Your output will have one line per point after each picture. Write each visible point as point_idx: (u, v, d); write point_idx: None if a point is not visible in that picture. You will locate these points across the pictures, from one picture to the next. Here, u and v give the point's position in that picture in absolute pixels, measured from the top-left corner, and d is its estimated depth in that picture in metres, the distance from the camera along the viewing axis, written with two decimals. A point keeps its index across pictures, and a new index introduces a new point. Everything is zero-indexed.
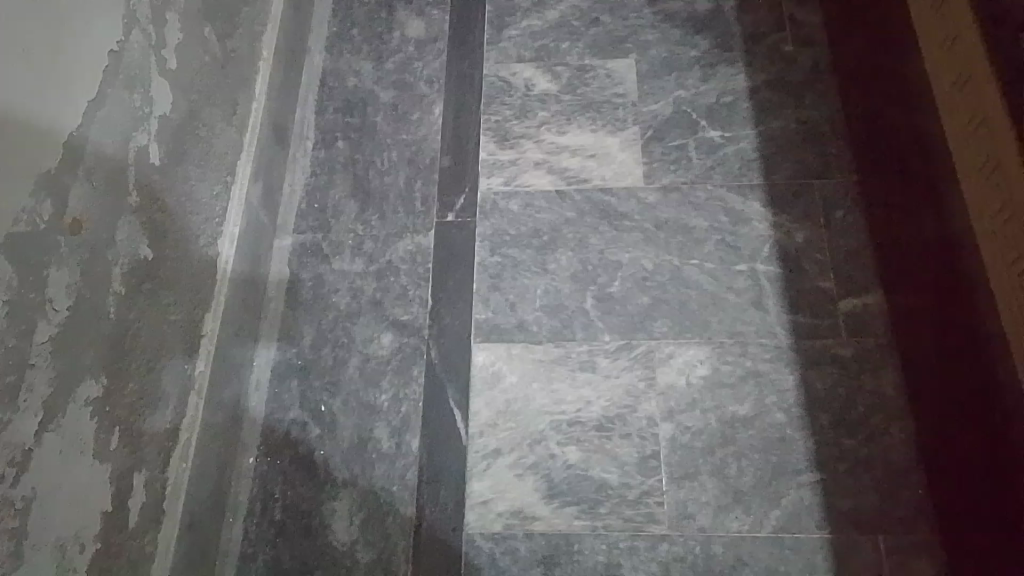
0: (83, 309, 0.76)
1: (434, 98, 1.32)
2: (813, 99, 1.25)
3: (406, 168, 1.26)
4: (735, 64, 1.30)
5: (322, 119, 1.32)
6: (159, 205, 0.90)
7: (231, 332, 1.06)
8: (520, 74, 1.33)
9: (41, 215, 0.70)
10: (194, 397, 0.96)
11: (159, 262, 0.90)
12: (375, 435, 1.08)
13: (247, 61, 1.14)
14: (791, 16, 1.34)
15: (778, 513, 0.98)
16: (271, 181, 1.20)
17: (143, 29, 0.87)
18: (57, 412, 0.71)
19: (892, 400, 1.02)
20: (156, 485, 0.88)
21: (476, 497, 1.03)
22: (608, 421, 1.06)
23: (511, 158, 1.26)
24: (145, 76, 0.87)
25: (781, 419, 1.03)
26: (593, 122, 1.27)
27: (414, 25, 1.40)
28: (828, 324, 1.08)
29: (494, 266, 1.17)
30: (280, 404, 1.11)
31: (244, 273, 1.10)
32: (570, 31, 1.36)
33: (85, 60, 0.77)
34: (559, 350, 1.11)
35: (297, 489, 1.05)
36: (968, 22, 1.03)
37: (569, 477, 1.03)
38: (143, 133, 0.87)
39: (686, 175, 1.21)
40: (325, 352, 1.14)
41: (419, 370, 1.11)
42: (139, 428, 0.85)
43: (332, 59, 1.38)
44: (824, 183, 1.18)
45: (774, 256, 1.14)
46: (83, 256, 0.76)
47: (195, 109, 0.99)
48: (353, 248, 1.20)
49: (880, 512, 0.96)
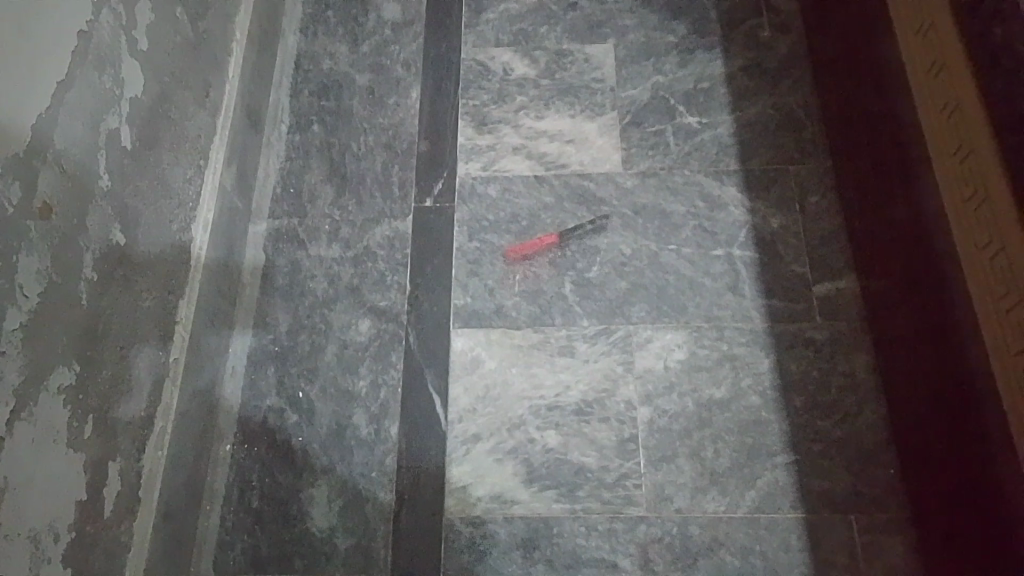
0: (54, 297, 0.74)
1: (412, 82, 1.31)
2: (789, 85, 1.26)
3: (383, 152, 1.25)
4: (712, 50, 1.30)
5: (296, 103, 1.30)
6: (131, 190, 0.88)
7: (207, 319, 1.05)
8: (498, 58, 1.32)
9: (10, 200, 0.68)
10: (169, 385, 0.95)
11: (131, 248, 0.88)
12: (354, 422, 1.07)
13: (220, 42, 1.12)
14: (768, 2, 1.34)
15: (753, 494, 1.00)
16: (246, 164, 1.18)
17: (113, 8, 0.85)
18: (27, 401, 0.70)
19: (864, 381, 1.05)
20: (131, 474, 0.87)
21: (456, 483, 1.03)
22: (587, 405, 1.06)
23: (489, 143, 1.25)
24: (115, 56, 0.85)
25: (756, 402, 1.05)
26: (570, 107, 1.27)
27: (390, 7, 1.38)
28: (803, 309, 1.10)
29: (472, 252, 1.17)
30: (257, 392, 1.10)
31: (218, 259, 1.08)
32: (548, 15, 1.35)
33: (52, 37, 0.74)
34: (538, 335, 1.11)
35: (275, 476, 1.05)
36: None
37: (548, 461, 1.03)
38: (115, 115, 0.85)
39: (664, 161, 1.22)
40: (302, 338, 1.13)
41: (398, 357, 1.10)
42: (113, 415, 0.84)
43: (307, 41, 1.36)
44: (799, 169, 1.20)
45: (751, 241, 1.15)
46: (54, 242, 0.74)
47: (167, 91, 0.97)
48: (329, 233, 1.19)
49: (852, 491, 0.99)
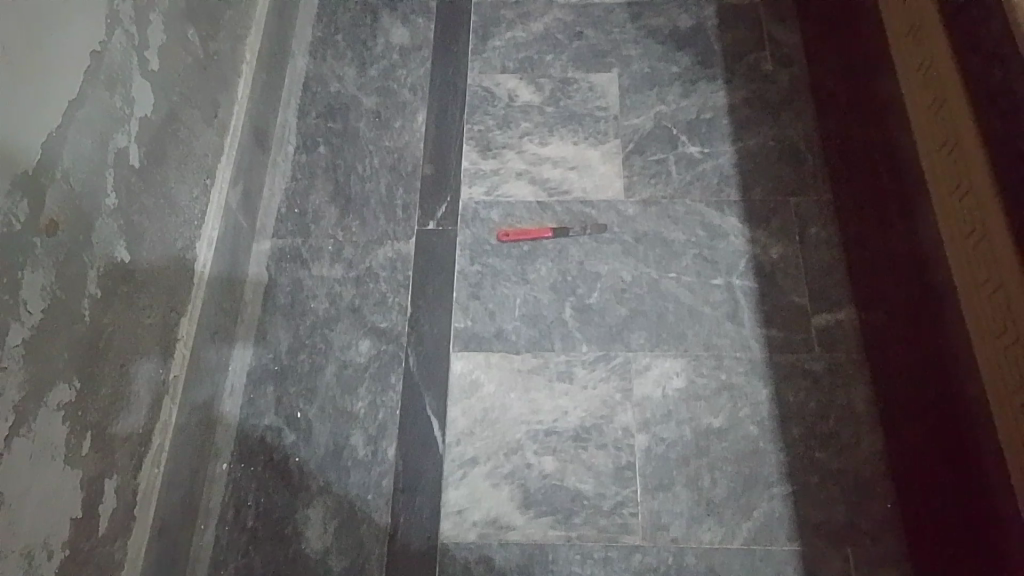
0: (58, 313, 0.75)
1: (418, 106, 1.32)
2: (791, 116, 1.27)
3: (388, 175, 1.26)
4: (715, 80, 1.32)
5: (303, 124, 1.31)
6: (137, 207, 0.89)
7: (207, 336, 1.05)
8: (503, 84, 1.34)
9: (18, 216, 0.69)
10: (167, 401, 0.95)
11: (135, 265, 0.88)
12: (351, 442, 1.07)
13: (229, 63, 1.13)
14: (771, 35, 1.36)
15: (750, 524, 0.99)
16: (251, 183, 1.19)
17: (126, 29, 0.87)
18: (27, 417, 0.70)
19: (863, 413, 1.04)
20: (127, 490, 0.87)
21: (452, 506, 1.03)
22: (584, 431, 1.06)
23: (493, 168, 1.26)
24: (127, 76, 0.87)
25: (754, 431, 1.04)
26: (574, 134, 1.28)
27: (398, 33, 1.40)
28: (801, 339, 1.10)
29: (474, 275, 1.18)
30: (255, 410, 1.10)
31: (221, 276, 1.09)
32: (553, 44, 1.37)
33: (66, 56, 0.76)
34: (537, 360, 1.11)
35: (271, 495, 1.04)
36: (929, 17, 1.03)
37: (545, 487, 1.03)
38: (123, 134, 0.86)
39: (666, 189, 1.23)
40: (302, 357, 1.13)
41: (397, 378, 1.11)
42: (111, 432, 0.84)
43: (315, 63, 1.37)
44: (800, 200, 1.20)
45: (751, 270, 1.15)
46: (60, 258, 0.75)
47: (176, 111, 0.98)
48: (332, 253, 1.20)
49: (848, 524, 0.98)
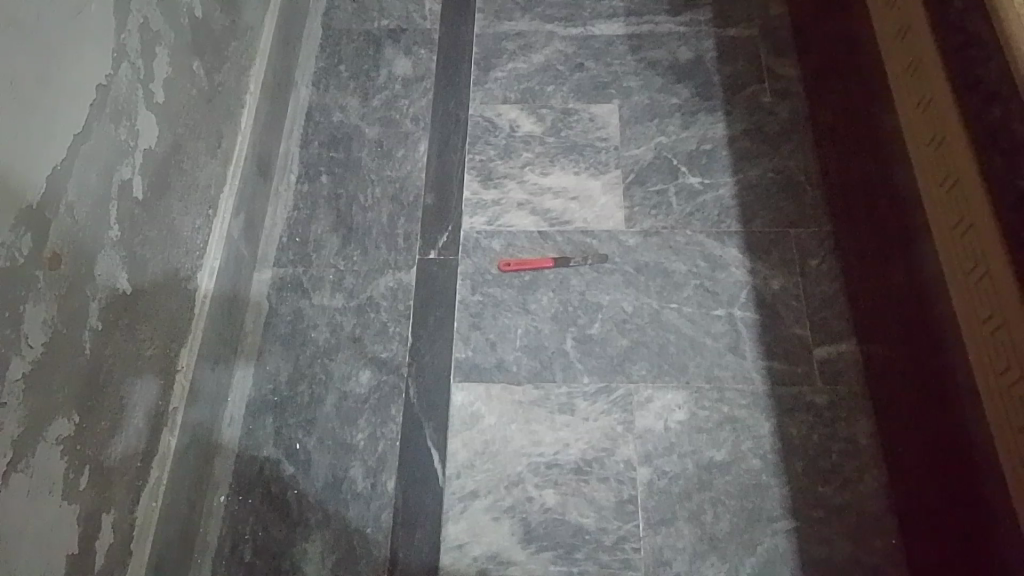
0: (59, 345, 0.74)
1: (420, 135, 1.33)
2: (790, 148, 1.28)
3: (389, 205, 1.26)
4: (715, 112, 1.33)
5: (305, 154, 1.32)
6: (140, 239, 0.89)
7: (207, 366, 1.05)
8: (505, 115, 1.35)
9: (20, 250, 0.69)
10: (166, 433, 0.94)
11: (136, 296, 0.88)
12: (350, 474, 1.06)
13: (233, 93, 1.14)
14: (770, 68, 1.37)
15: (753, 561, 0.98)
16: (253, 213, 1.19)
17: (132, 63, 0.87)
18: (25, 452, 0.69)
19: (866, 448, 1.04)
20: (124, 525, 0.86)
21: (451, 541, 1.02)
22: (586, 464, 1.05)
23: (494, 198, 1.27)
24: (132, 109, 0.87)
25: (756, 465, 1.04)
26: (575, 165, 1.29)
27: (401, 63, 1.41)
28: (803, 371, 1.10)
29: (475, 305, 1.18)
30: (254, 441, 1.09)
31: (222, 306, 1.09)
32: (554, 75, 1.39)
33: (72, 90, 0.76)
34: (539, 391, 1.11)
35: (269, 529, 1.03)
36: (927, 48, 1.04)
37: (546, 521, 1.02)
38: (127, 167, 0.86)
39: (666, 220, 1.23)
40: (302, 388, 1.12)
41: (397, 409, 1.10)
42: (109, 466, 0.83)
43: (318, 93, 1.38)
44: (800, 231, 1.21)
45: (752, 301, 1.16)
46: (62, 291, 0.75)
47: (180, 142, 0.98)
48: (333, 283, 1.20)
49: (853, 561, 0.98)
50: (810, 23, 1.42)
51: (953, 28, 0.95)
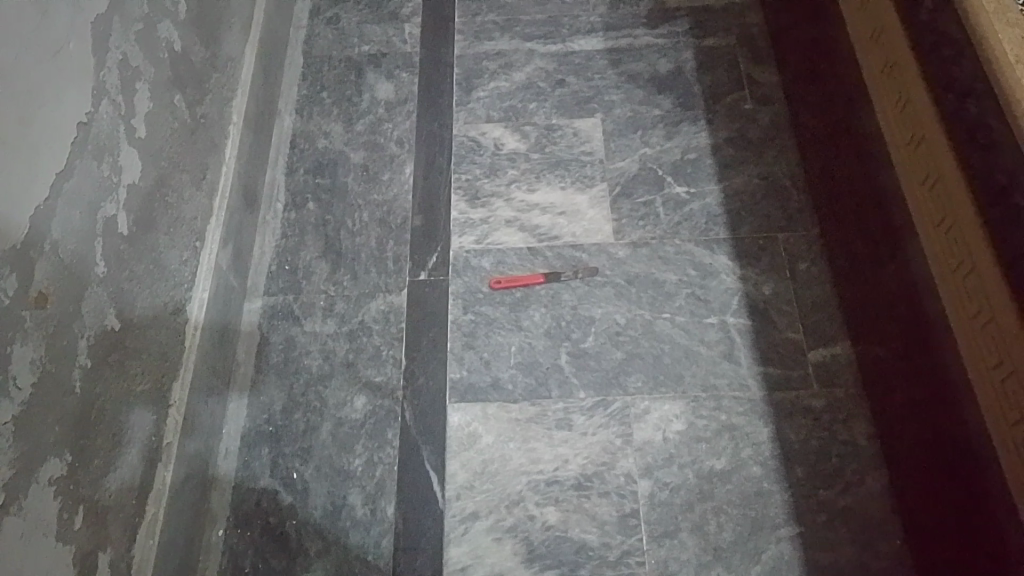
0: (47, 386, 0.74)
1: (405, 158, 1.33)
2: (774, 154, 1.29)
3: (377, 228, 1.26)
4: (697, 122, 1.34)
5: (291, 181, 1.32)
6: (127, 274, 0.89)
7: (201, 400, 1.04)
8: (489, 133, 1.35)
9: (6, 291, 0.68)
10: (161, 469, 0.93)
11: (125, 331, 0.88)
12: (349, 501, 1.05)
13: (217, 125, 1.14)
14: (750, 76, 1.38)
15: (759, 569, 0.97)
16: (241, 243, 1.19)
17: (113, 99, 0.87)
18: (18, 494, 0.68)
19: (866, 449, 1.03)
20: (122, 564, 0.85)
21: (454, 564, 1.00)
22: (585, 480, 1.05)
23: (482, 216, 1.27)
24: (114, 145, 0.87)
25: (757, 472, 1.03)
26: (561, 180, 1.29)
27: (383, 87, 1.42)
28: (799, 376, 1.10)
29: (468, 325, 1.17)
30: (250, 473, 1.08)
31: (213, 337, 1.08)
32: (536, 92, 1.39)
33: (53, 129, 0.76)
34: (535, 408, 1.10)
35: (269, 561, 1.02)
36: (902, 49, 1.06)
37: (548, 539, 1.01)
38: (111, 203, 0.86)
39: (655, 230, 1.24)
40: (297, 416, 1.12)
41: (394, 433, 1.09)
42: (104, 506, 0.82)
43: (302, 120, 1.39)
44: (788, 235, 1.21)
45: (743, 308, 1.16)
46: (49, 330, 0.74)
47: (164, 176, 0.98)
48: (324, 309, 1.19)
49: (859, 564, 0.97)
50: (787, 29, 1.43)
51: (925, 29, 0.96)
